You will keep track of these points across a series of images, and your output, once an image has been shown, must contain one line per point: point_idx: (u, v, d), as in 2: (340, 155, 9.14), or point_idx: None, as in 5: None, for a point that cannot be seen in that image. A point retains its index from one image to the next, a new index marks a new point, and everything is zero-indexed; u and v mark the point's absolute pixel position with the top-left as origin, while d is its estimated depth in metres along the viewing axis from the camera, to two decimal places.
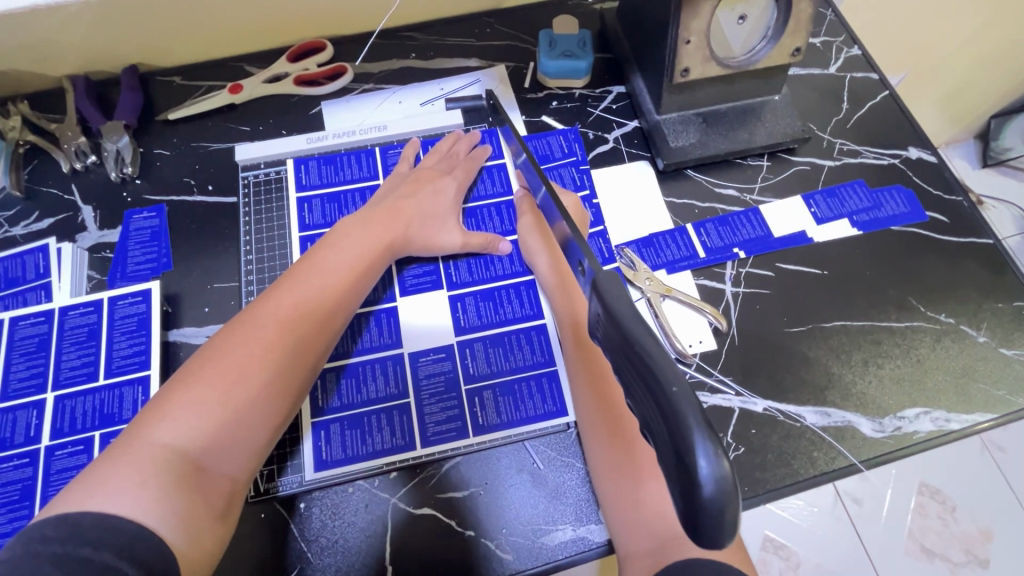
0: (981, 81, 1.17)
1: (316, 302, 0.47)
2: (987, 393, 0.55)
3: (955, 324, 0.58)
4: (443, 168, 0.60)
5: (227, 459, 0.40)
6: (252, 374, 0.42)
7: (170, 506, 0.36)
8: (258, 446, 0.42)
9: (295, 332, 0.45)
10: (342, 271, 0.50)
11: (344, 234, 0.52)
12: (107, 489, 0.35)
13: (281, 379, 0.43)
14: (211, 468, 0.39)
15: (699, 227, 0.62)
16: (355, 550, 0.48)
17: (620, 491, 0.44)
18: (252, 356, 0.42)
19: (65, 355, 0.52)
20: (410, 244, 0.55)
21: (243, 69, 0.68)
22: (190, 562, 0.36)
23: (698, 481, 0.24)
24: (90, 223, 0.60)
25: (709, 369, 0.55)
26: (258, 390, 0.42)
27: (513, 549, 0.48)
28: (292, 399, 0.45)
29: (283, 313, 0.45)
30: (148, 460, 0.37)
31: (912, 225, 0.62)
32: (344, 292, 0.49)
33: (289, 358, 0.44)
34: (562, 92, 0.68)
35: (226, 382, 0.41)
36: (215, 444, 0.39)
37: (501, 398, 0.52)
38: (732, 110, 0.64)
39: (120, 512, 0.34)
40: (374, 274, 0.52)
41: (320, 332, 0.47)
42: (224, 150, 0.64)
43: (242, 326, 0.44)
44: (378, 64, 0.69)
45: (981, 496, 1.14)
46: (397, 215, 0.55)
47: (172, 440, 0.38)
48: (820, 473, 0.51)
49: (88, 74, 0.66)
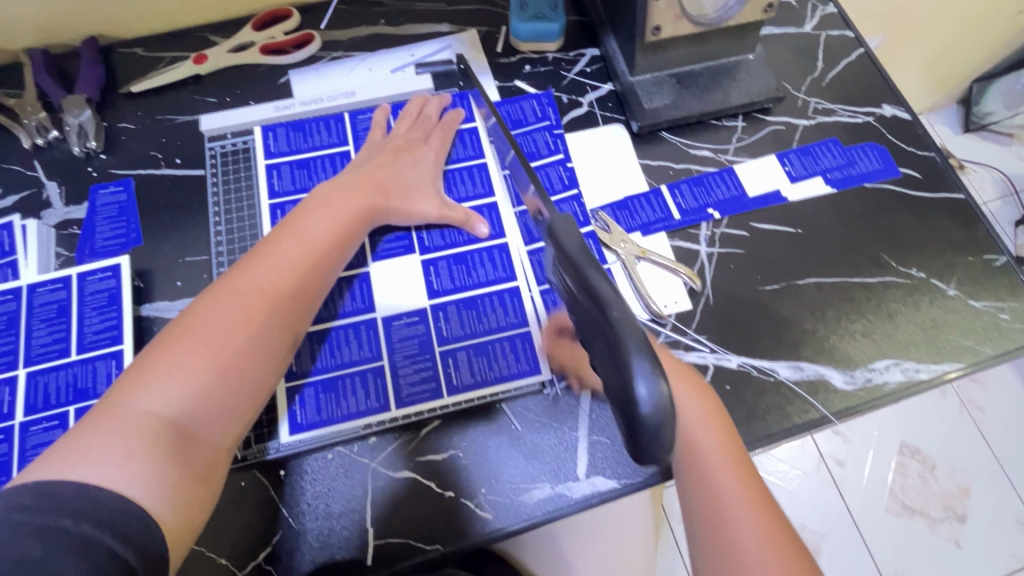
0: (965, 43, 1.16)
1: (296, 270, 0.46)
2: (956, 344, 0.56)
3: (925, 278, 0.59)
4: (419, 134, 0.58)
5: (213, 426, 0.40)
6: (236, 342, 0.41)
7: (155, 476, 0.36)
8: (243, 414, 0.42)
9: (278, 300, 0.44)
10: (323, 236, 0.48)
11: (322, 200, 0.51)
12: (89, 459, 0.34)
13: (265, 347, 0.43)
14: (197, 435, 0.39)
15: (673, 189, 0.61)
16: (335, 514, 0.48)
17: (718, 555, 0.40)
18: (235, 324, 0.42)
19: (36, 332, 0.52)
20: (390, 210, 0.54)
21: (206, 39, 0.67)
22: (175, 532, 0.36)
23: (636, 400, 0.27)
24: (55, 200, 0.59)
25: (683, 329, 0.56)
26: (243, 358, 0.42)
27: (493, 507, 0.49)
28: (277, 367, 0.44)
29: (266, 280, 0.44)
30: (131, 428, 0.37)
31: (885, 182, 0.63)
32: (324, 259, 0.48)
33: (272, 326, 0.44)
34: (535, 56, 0.67)
35: (209, 350, 0.40)
36: (200, 411, 0.39)
37: (475, 358, 0.52)
38: (706, 71, 0.64)
39: (107, 482, 0.34)
40: (354, 241, 0.51)
41: (302, 301, 0.46)
42: (191, 122, 0.62)
43: (221, 293, 0.43)
44: (346, 32, 0.67)
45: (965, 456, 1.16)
46: (375, 182, 0.53)
47: (157, 407, 0.38)
48: (793, 425, 0.53)
49: (45, 47, 0.64)
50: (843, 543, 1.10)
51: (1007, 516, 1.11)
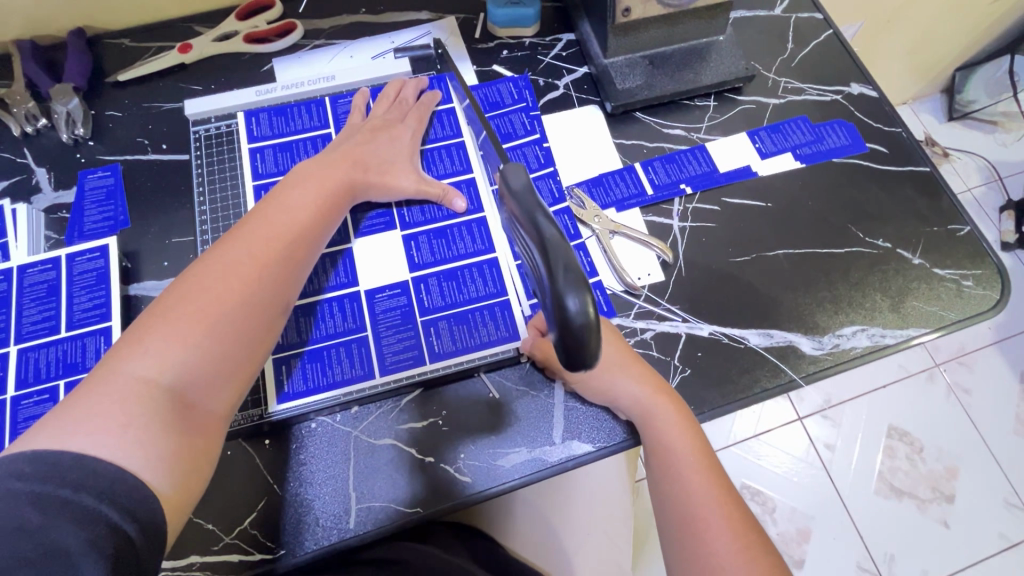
0: (944, 32, 1.18)
1: (283, 241, 0.47)
2: (922, 310, 0.58)
3: (892, 247, 0.60)
4: (396, 116, 0.60)
5: (209, 393, 0.41)
6: (229, 309, 0.43)
7: (153, 446, 0.37)
8: (237, 382, 0.43)
9: (268, 272, 0.46)
10: (306, 210, 0.50)
11: (305, 177, 0.52)
12: (87, 429, 0.35)
13: (256, 315, 0.44)
14: (194, 404, 0.40)
15: (647, 166, 0.63)
16: (319, 480, 0.50)
17: (689, 544, 0.43)
18: (227, 293, 0.43)
19: (26, 310, 0.53)
20: (370, 187, 0.55)
21: (191, 29, 0.68)
22: (173, 499, 0.37)
23: (570, 316, 0.32)
24: (45, 185, 0.60)
25: (657, 299, 0.57)
26: (237, 325, 0.43)
27: (472, 472, 0.50)
28: (268, 336, 0.46)
29: (255, 251, 0.45)
30: (128, 395, 0.37)
31: (853, 156, 0.65)
32: (310, 232, 0.49)
33: (263, 295, 0.45)
34: (512, 41, 0.69)
35: (203, 317, 0.42)
36: (196, 377, 0.41)
37: (455, 327, 0.54)
38: (678, 52, 0.66)
39: (107, 451, 0.35)
40: (336, 215, 0.52)
41: (291, 273, 0.47)
42: (176, 109, 0.64)
43: (210, 264, 0.44)
44: (328, 21, 0.69)
45: (955, 438, 1.17)
46: (353, 158, 0.55)
47: (153, 375, 0.39)
48: (763, 390, 0.54)
49: (34, 39, 0.65)
50: (833, 524, 1.11)
51: (994, 495, 1.13)
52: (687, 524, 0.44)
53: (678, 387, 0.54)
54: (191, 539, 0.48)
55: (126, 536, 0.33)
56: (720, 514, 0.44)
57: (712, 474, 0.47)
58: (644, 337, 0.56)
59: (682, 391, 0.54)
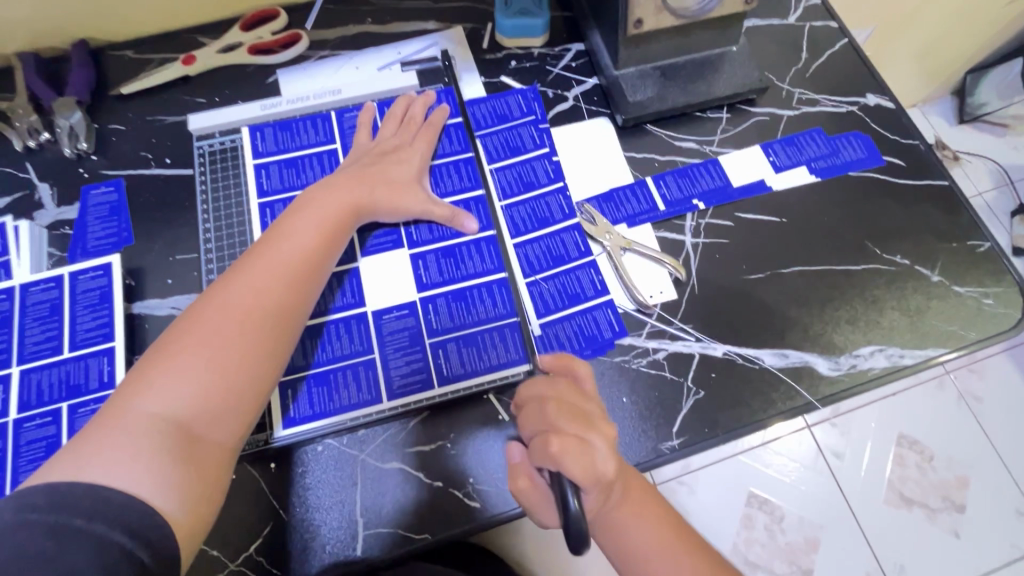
0: (957, 35, 1.16)
1: (287, 267, 0.46)
2: (941, 329, 0.56)
3: (910, 264, 0.59)
4: (406, 136, 0.59)
5: (217, 424, 0.40)
6: (233, 338, 0.42)
7: (162, 476, 0.36)
8: (246, 412, 0.42)
9: (272, 299, 0.44)
10: (310, 234, 0.49)
11: (310, 201, 0.51)
12: (99, 464, 0.35)
13: (263, 341, 0.43)
14: (202, 435, 0.39)
15: (658, 180, 0.62)
16: (325, 506, 0.49)
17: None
18: (232, 322, 0.42)
19: (28, 330, 0.52)
20: (380, 209, 0.54)
21: (195, 40, 0.67)
22: (187, 527, 0.36)
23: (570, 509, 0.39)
24: (47, 201, 0.59)
25: (669, 318, 0.56)
26: (243, 354, 0.42)
27: (481, 497, 0.49)
28: (277, 362, 0.44)
29: (258, 279, 0.45)
30: (139, 428, 0.37)
31: (869, 170, 0.63)
32: (315, 255, 0.48)
33: (268, 321, 0.44)
34: (520, 52, 0.68)
35: (207, 349, 0.41)
36: (203, 408, 0.40)
37: (465, 349, 0.53)
38: (690, 63, 0.64)
39: (118, 481, 0.35)
40: (343, 237, 0.51)
41: (296, 297, 0.46)
42: (180, 122, 0.63)
43: (215, 296, 0.43)
44: (333, 31, 0.68)
45: (967, 448, 1.15)
46: (359, 181, 0.54)
47: (161, 409, 0.38)
48: (778, 412, 0.53)
49: (37, 52, 0.64)
50: (843, 535, 1.09)
51: (1005, 506, 1.11)
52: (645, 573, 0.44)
53: (691, 410, 0.53)
54: (196, 564, 0.47)
55: (141, 565, 0.32)
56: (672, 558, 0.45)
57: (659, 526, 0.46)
58: (656, 358, 0.55)
59: (696, 414, 0.53)
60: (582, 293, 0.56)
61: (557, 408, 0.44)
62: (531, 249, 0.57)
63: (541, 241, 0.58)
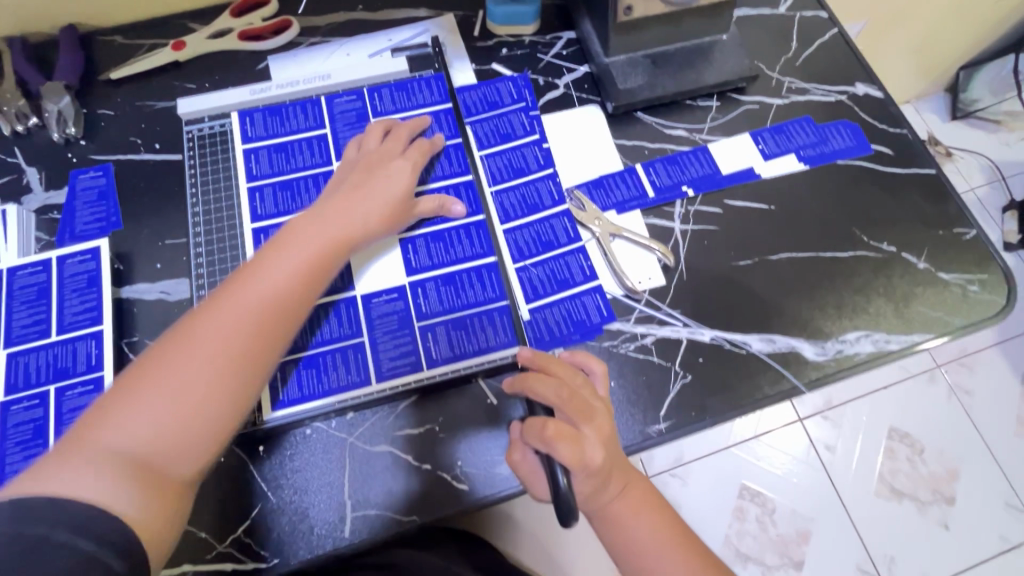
0: (950, 30, 1.17)
1: (265, 298, 0.44)
2: (926, 315, 0.57)
3: (896, 251, 0.60)
4: (395, 150, 0.56)
5: (179, 458, 0.39)
6: (200, 372, 0.40)
7: (119, 499, 0.35)
8: (212, 445, 0.40)
9: (245, 330, 0.43)
10: (292, 262, 0.46)
11: (297, 227, 0.49)
12: (59, 486, 0.35)
13: (232, 376, 0.41)
14: (162, 468, 0.38)
15: (648, 167, 0.62)
16: (313, 488, 0.49)
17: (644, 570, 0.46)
18: (203, 355, 0.41)
19: (15, 313, 0.52)
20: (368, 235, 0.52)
21: (185, 26, 0.67)
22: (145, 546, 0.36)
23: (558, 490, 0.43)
24: (35, 185, 0.59)
25: (657, 303, 0.56)
26: (210, 388, 0.40)
27: (469, 479, 0.50)
28: (247, 396, 0.42)
29: (233, 309, 0.43)
30: (97, 459, 0.36)
31: (857, 158, 0.64)
32: (296, 284, 0.46)
33: (239, 355, 0.42)
34: (511, 40, 0.68)
35: (174, 381, 0.40)
36: (166, 442, 0.39)
37: (454, 332, 0.53)
38: (680, 51, 0.64)
39: (81, 497, 0.34)
40: (328, 268, 0.49)
41: (272, 329, 0.44)
42: (170, 107, 0.63)
43: (189, 324, 0.42)
44: (324, 18, 0.68)
45: (957, 440, 1.16)
46: (349, 204, 0.51)
47: (124, 440, 0.37)
48: (765, 396, 0.53)
49: (26, 36, 0.64)
50: (833, 526, 1.10)
51: (994, 498, 1.12)
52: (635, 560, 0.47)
53: (678, 394, 0.53)
54: (184, 546, 0.47)
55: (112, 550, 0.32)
56: (667, 543, 0.47)
57: (654, 514, 0.48)
58: (644, 342, 0.55)
59: (683, 398, 0.53)
60: (571, 278, 0.56)
61: (563, 393, 0.46)
62: (520, 235, 0.58)
63: (530, 226, 0.58)
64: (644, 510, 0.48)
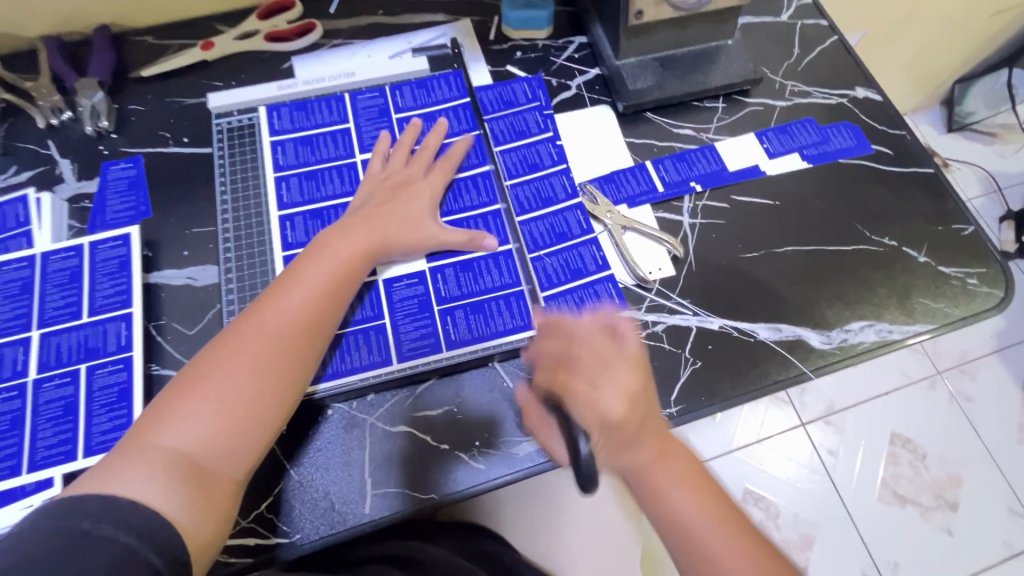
0: (943, 47, 1.21)
1: (300, 311, 0.47)
2: (926, 306, 0.59)
3: (898, 246, 0.62)
4: (417, 170, 0.59)
5: (225, 460, 0.42)
6: (239, 382, 0.44)
7: (174, 496, 0.38)
8: (253, 449, 0.44)
9: (281, 341, 0.46)
10: (323, 276, 0.49)
11: (326, 242, 0.52)
12: (119, 483, 0.38)
13: (268, 386, 0.45)
14: (210, 468, 0.41)
15: (657, 164, 0.65)
16: (333, 466, 0.51)
17: (686, 545, 0.44)
18: (242, 366, 0.44)
19: (48, 295, 0.54)
20: (393, 251, 0.54)
21: (213, 27, 0.70)
22: (200, 540, 0.39)
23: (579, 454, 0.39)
24: (68, 175, 0.61)
25: (667, 293, 0.58)
26: (251, 395, 0.44)
27: (486, 459, 0.51)
28: (284, 402, 0.45)
29: (270, 321, 0.46)
30: (153, 462, 0.39)
31: (859, 158, 0.66)
32: (327, 298, 0.49)
33: (274, 364, 0.45)
34: (525, 43, 0.71)
35: (216, 392, 0.43)
36: (213, 445, 0.42)
37: (472, 316, 0.55)
38: (687, 55, 0.67)
39: (141, 495, 0.37)
40: (353, 283, 0.51)
41: (305, 340, 0.47)
42: (198, 104, 0.66)
43: (233, 335, 0.45)
44: (346, 21, 0.71)
45: (959, 446, 1.17)
46: (375, 221, 0.54)
47: (175, 442, 0.41)
48: (772, 382, 0.55)
49: (61, 35, 0.67)
50: (837, 531, 1.11)
51: (997, 504, 1.13)
52: (678, 533, 0.44)
53: (688, 379, 0.55)
54: None
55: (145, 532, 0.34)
56: (711, 518, 0.44)
57: (701, 486, 0.46)
58: (655, 330, 0.57)
59: (693, 382, 0.55)
60: (585, 268, 0.58)
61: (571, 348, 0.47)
62: (536, 226, 0.60)
63: (545, 218, 0.60)
64: (687, 480, 0.46)
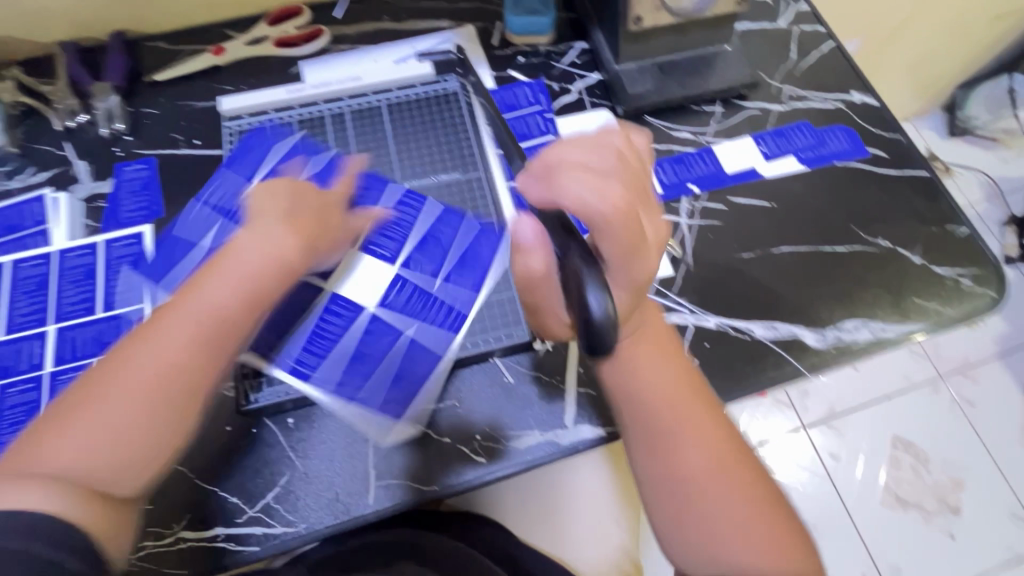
0: (943, 52, 1.22)
1: (214, 311, 0.40)
2: (921, 306, 0.60)
3: (892, 247, 0.63)
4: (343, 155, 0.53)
5: (124, 476, 0.37)
6: (138, 391, 0.37)
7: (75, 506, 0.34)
8: (158, 461, 0.38)
9: (192, 348, 0.39)
10: (247, 268, 0.42)
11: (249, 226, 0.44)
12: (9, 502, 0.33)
13: (174, 398, 0.38)
14: (107, 484, 0.36)
15: (656, 166, 0.66)
16: (338, 456, 0.52)
17: (657, 435, 0.43)
18: (143, 375, 0.38)
19: (64, 291, 0.56)
20: (320, 251, 0.48)
21: (225, 33, 0.72)
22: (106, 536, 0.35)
23: (592, 309, 0.35)
24: (83, 176, 0.63)
25: (665, 292, 0.60)
26: (155, 407, 0.38)
27: (487, 451, 0.53)
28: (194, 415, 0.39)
29: (179, 325, 0.39)
30: (36, 484, 0.34)
31: (855, 160, 0.67)
32: (252, 295, 0.42)
33: (180, 375, 0.39)
34: (527, 48, 0.72)
35: (110, 403, 0.37)
36: (112, 459, 0.36)
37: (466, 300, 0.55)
38: (685, 60, 0.69)
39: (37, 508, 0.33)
40: (283, 280, 0.44)
41: (220, 345, 0.40)
42: (209, 107, 0.68)
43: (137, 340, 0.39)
44: (353, 27, 0.73)
45: (960, 450, 1.17)
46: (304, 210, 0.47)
47: (65, 461, 0.35)
48: (767, 379, 0.56)
49: (78, 41, 0.69)
50: (838, 534, 1.11)
51: (999, 509, 1.13)
52: (650, 425, 0.43)
53: None
54: (217, 511, 0.50)
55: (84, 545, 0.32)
56: (680, 399, 0.44)
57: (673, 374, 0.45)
58: None
59: None
60: None
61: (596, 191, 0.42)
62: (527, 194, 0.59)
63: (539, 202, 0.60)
64: (660, 363, 0.45)
